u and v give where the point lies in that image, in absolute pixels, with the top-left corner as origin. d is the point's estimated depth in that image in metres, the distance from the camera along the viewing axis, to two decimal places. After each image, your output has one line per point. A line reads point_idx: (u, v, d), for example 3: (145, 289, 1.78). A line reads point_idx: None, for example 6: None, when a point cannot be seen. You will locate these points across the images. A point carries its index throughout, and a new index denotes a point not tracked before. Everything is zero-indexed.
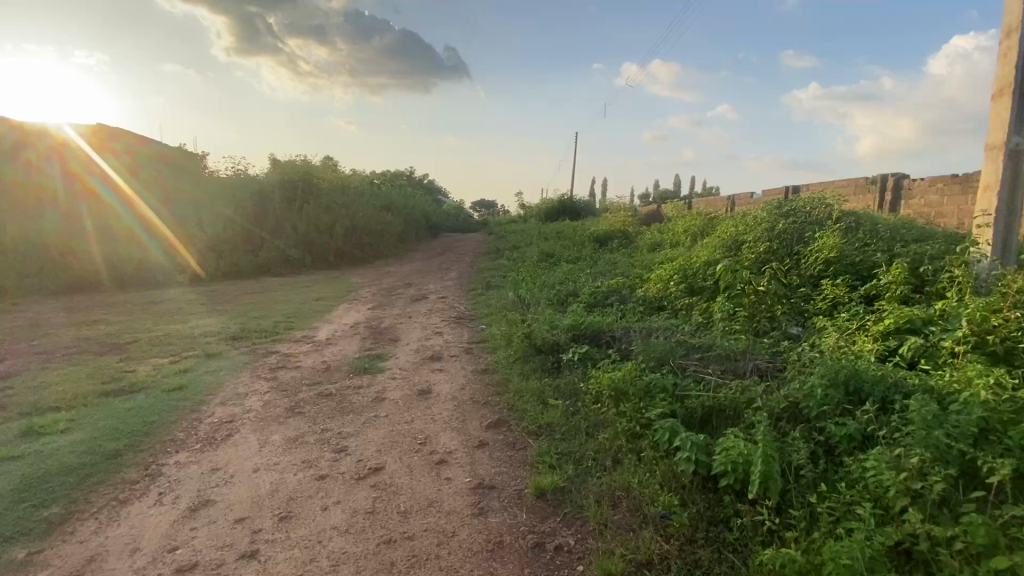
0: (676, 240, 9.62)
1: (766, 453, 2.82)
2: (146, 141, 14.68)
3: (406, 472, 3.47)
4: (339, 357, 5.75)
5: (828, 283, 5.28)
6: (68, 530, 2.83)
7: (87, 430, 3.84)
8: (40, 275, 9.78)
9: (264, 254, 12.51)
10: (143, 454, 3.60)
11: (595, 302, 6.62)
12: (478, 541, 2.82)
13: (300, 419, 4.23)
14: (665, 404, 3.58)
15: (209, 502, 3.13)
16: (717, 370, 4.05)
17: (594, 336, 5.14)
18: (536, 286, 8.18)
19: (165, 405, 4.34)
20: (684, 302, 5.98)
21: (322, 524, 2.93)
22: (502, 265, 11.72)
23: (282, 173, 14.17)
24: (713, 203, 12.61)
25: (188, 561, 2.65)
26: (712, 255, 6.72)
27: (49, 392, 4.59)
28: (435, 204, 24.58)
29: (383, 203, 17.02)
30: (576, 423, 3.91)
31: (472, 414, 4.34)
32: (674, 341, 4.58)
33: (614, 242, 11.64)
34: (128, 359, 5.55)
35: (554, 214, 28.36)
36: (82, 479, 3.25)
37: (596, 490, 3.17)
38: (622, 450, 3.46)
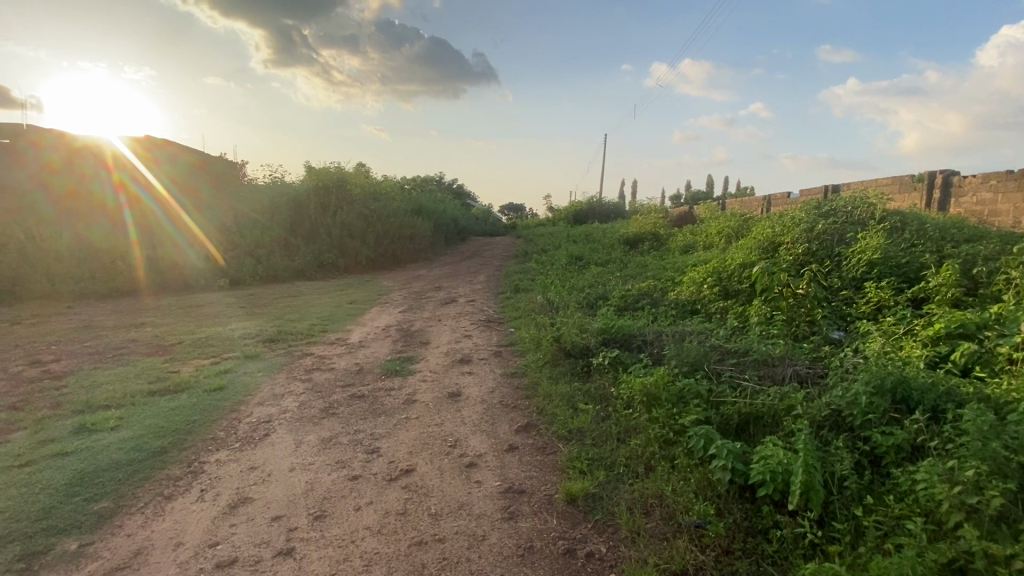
0: (709, 242, 9.41)
1: (807, 463, 2.72)
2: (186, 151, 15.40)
3: (436, 474, 3.50)
4: (371, 360, 5.86)
5: (872, 286, 5.06)
6: (117, 523, 2.96)
7: (135, 428, 4.03)
8: (91, 279, 10.30)
9: (300, 259, 12.86)
10: (186, 451, 3.74)
11: (625, 305, 6.54)
12: (509, 545, 2.80)
13: (334, 420, 4.32)
14: (699, 410, 3.50)
15: (247, 499, 3.22)
16: (753, 376, 3.93)
17: (624, 339, 5.07)
18: (565, 289, 8.13)
19: (207, 405, 4.50)
20: (718, 306, 5.84)
21: (355, 525, 2.97)
22: (530, 268, 11.73)
23: (316, 178, 14.51)
24: (747, 204, 12.31)
25: (228, 557, 2.73)
26: (748, 257, 6.53)
27: (100, 390, 4.83)
28: (465, 209, 24.85)
29: (413, 208, 17.29)
30: (607, 429, 3.84)
31: (501, 417, 4.34)
32: (708, 346, 4.47)
33: (645, 244, 11.50)
34: (173, 360, 5.80)
35: (583, 216, 28.21)
36: (130, 474, 3.40)
37: (628, 498, 3.11)
38: (655, 457, 3.38)
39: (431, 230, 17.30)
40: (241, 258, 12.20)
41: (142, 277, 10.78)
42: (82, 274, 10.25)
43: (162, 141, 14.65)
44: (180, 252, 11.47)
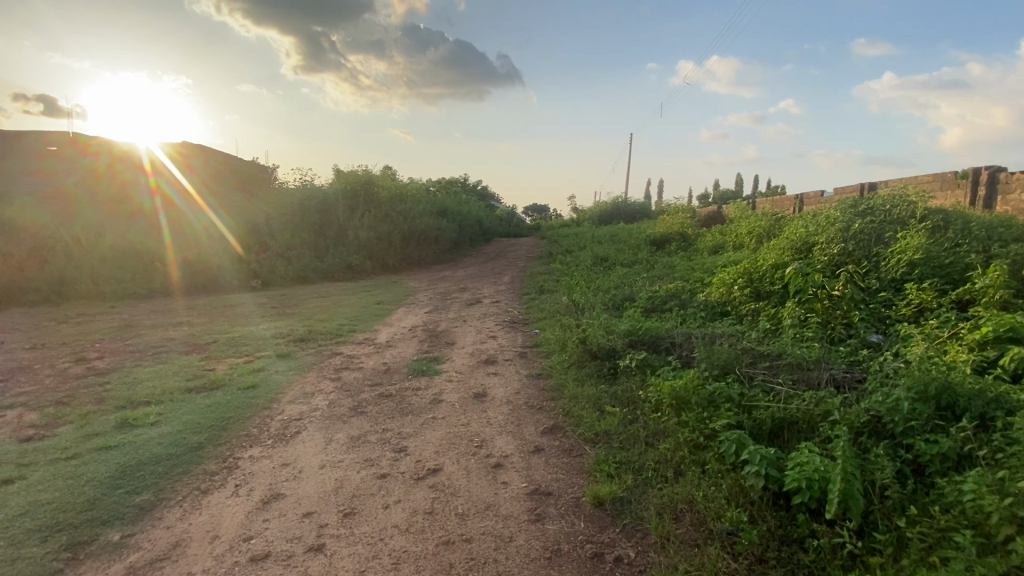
0: (739, 242, 9.20)
1: (846, 471, 2.63)
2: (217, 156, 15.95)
3: (463, 474, 3.51)
4: (398, 359, 5.93)
5: (913, 287, 4.85)
6: (157, 515, 3.07)
7: (173, 424, 4.17)
8: (133, 279, 10.72)
9: (329, 261, 13.10)
10: (221, 447, 3.86)
11: (653, 306, 6.44)
12: (536, 548, 2.79)
13: (362, 419, 4.38)
14: (730, 415, 3.42)
15: (279, 495, 3.29)
16: (787, 380, 3.82)
17: (652, 341, 5.00)
18: (591, 290, 8.06)
19: (241, 402, 4.63)
20: (750, 307, 5.68)
21: (383, 523, 3.00)
22: (555, 269, 11.67)
23: (345, 181, 14.81)
24: (779, 203, 11.99)
25: (262, 551, 2.79)
26: (780, 258, 6.34)
27: (140, 387, 5.03)
28: (489, 210, 24.96)
29: (438, 209, 17.45)
30: (634, 432, 3.78)
31: (527, 418, 4.33)
32: (740, 348, 4.37)
33: (672, 244, 11.32)
34: (208, 359, 5.98)
35: (608, 217, 27.95)
36: (169, 469, 3.53)
37: (657, 502, 3.05)
38: (684, 462, 3.30)
39: (456, 232, 17.43)
40: (273, 260, 12.52)
41: (178, 277, 11.13)
42: (122, 275, 10.64)
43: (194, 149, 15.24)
44: (213, 253, 11.84)
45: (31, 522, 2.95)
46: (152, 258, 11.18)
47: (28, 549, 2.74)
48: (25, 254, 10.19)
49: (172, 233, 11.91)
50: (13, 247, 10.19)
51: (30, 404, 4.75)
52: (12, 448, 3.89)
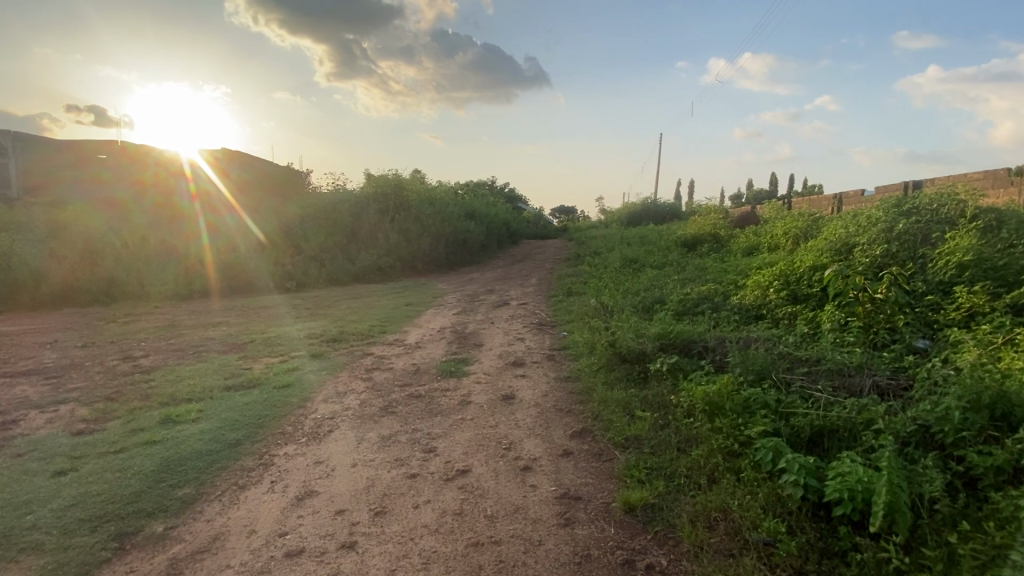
0: (774, 243, 8.95)
1: (892, 482, 2.52)
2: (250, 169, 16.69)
3: (492, 476, 3.51)
4: (427, 360, 5.99)
5: (963, 289, 4.61)
6: (197, 509, 3.18)
7: (213, 421, 4.31)
8: (175, 279, 11.17)
9: (360, 263, 13.32)
10: (258, 444, 3.97)
11: (684, 309, 6.32)
12: (565, 553, 2.76)
13: (393, 419, 4.43)
14: (767, 421, 3.32)
15: (313, 492, 3.37)
16: (827, 387, 3.68)
17: (684, 345, 4.90)
18: (620, 292, 7.96)
19: (276, 401, 4.76)
20: (786, 310, 5.50)
21: (414, 522, 3.03)
22: (583, 271, 11.59)
23: (375, 185, 15.08)
24: (816, 203, 11.60)
25: (296, 547, 2.86)
26: (819, 259, 6.11)
27: (183, 384, 5.24)
28: (517, 212, 25.02)
29: (465, 212, 17.61)
30: (666, 437, 3.71)
31: (556, 421, 4.30)
32: (776, 353, 4.24)
33: (704, 245, 11.10)
34: (246, 358, 6.18)
35: (637, 218, 27.59)
36: (210, 464, 3.65)
37: (690, 510, 2.98)
38: (718, 469, 3.22)
39: (484, 235, 17.54)
40: (307, 262, 12.80)
41: (214, 278, 11.51)
42: (164, 276, 11.10)
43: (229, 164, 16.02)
44: (247, 256, 12.20)
45: (82, 512, 3.09)
46: (193, 260, 11.61)
47: (80, 539, 2.88)
48: (78, 257, 10.79)
49: (211, 237, 12.37)
50: (68, 251, 10.82)
51: (81, 399, 5.00)
52: (65, 441, 4.10)
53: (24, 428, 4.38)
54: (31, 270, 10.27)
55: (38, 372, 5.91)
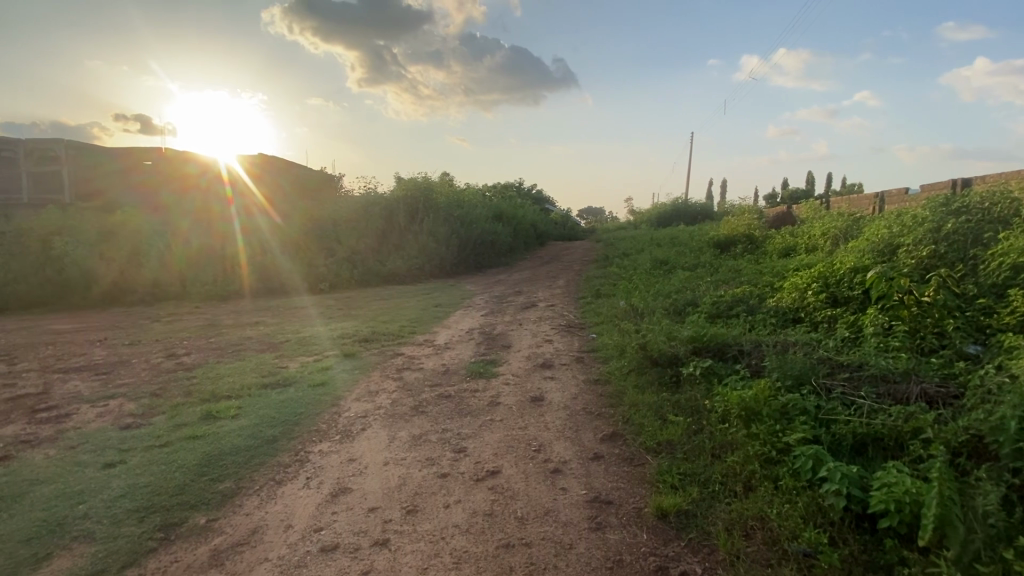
0: (812, 244, 8.67)
1: (942, 494, 2.41)
2: (282, 180, 17.33)
3: (522, 478, 3.51)
4: (457, 361, 6.04)
5: (1019, 292, 4.36)
6: (238, 503, 3.29)
7: (251, 417, 4.46)
8: (213, 279, 11.64)
9: (391, 265, 13.55)
10: (294, 441, 4.08)
11: (718, 312, 6.19)
12: (597, 557, 2.74)
13: (423, 419, 4.48)
14: (806, 428, 3.22)
15: (347, 489, 3.44)
16: (870, 394, 3.54)
17: (718, 348, 4.80)
18: (650, 294, 7.86)
19: (311, 399, 4.88)
20: (826, 314, 5.31)
21: (445, 521, 3.06)
22: (611, 272, 11.49)
23: (405, 188, 15.34)
24: (856, 203, 11.19)
25: (331, 542, 2.92)
26: (860, 261, 5.90)
27: (223, 381, 5.43)
28: (545, 213, 25.01)
29: (493, 214, 17.73)
30: (700, 443, 3.63)
31: (586, 424, 4.27)
32: (815, 358, 4.10)
33: (737, 246, 10.85)
34: (282, 356, 6.37)
35: (667, 219, 27.16)
36: (249, 459, 3.77)
37: (725, 517, 2.91)
38: (755, 476, 3.13)
39: (511, 236, 17.61)
40: (339, 264, 12.97)
41: (249, 279, 11.89)
42: (204, 276, 11.59)
43: (264, 177, 16.76)
44: (280, 258, 12.53)
45: (130, 503, 3.24)
46: (230, 261, 12.06)
47: (128, 528, 3.01)
48: (126, 259, 11.36)
49: (247, 237, 12.78)
50: (117, 253, 11.40)
51: (129, 394, 5.24)
52: (114, 435, 4.29)
53: (76, 422, 4.61)
54: (83, 271, 10.94)
55: (89, 369, 6.22)
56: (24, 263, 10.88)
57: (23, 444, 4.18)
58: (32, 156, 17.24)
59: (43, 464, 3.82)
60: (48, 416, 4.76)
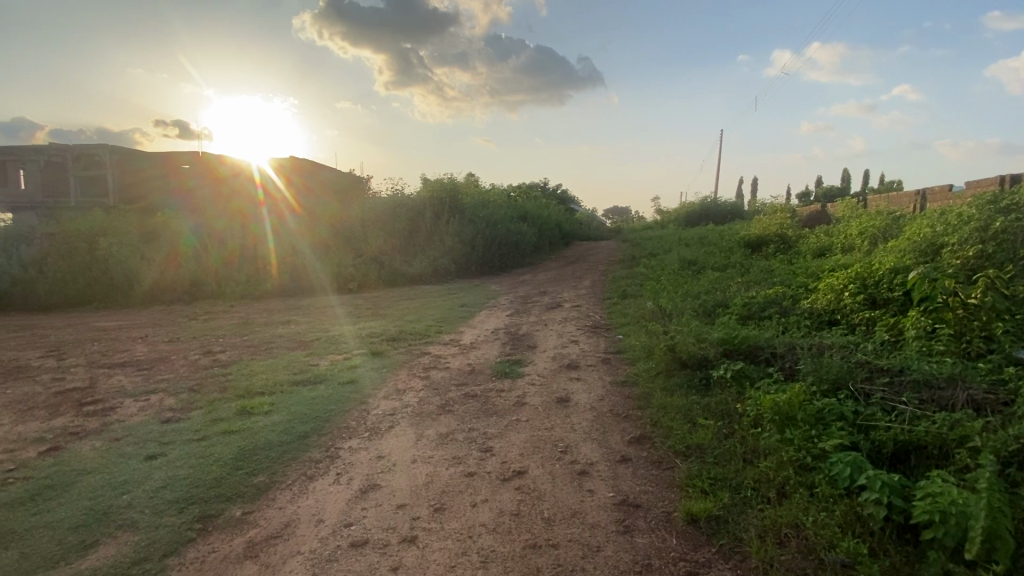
0: (848, 244, 8.39)
1: (991, 506, 2.30)
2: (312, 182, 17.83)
3: (548, 479, 3.50)
4: (482, 360, 6.07)
5: None
6: (271, 496, 3.38)
7: (284, 413, 4.58)
8: (248, 279, 12.02)
9: (418, 265, 13.70)
10: (325, 437, 4.17)
11: (749, 313, 6.04)
12: (625, 560, 2.71)
13: (450, 417, 4.51)
14: (843, 435, 3.14)
15: (376, 486, 3.49)
16: (913, 399, 3.41)
17: (749, 351, 4.69)
18: (678, 295, 7.73)
19: (340, 397, 4.97)
20: (864, 316, 5.12)
21: (472, 520, 3.07)
22: (638, 273, 11.36)
23: (432, 190, 15.56)
24: (896, 200, 10.77)
25: (361, 538, 2.97)
26: (901, 261, 5.68)
27: (257, 378, 5.59)
28: (570, 213, 24.89)
29: (518, 215, 17.79)
30: (730, 447, 3.55)
31: (613, 426, 4.23)
32: (853, 362, 3.97)
33: (769, 246, 10.58)
34: (313, 354, 6.52)
35: (695, 218, 26.70)
36: (282, 454, 3.88)
37: (758, 524, 2.83)
38: (789, 482, 3.04)
39: (537, 237, 17.62)
40: (367, 265, 13.15)
41: (283, 278, 12.22)
42: (240, 276, 11.98)
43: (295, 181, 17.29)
44: (309, 259, 12.83)
45: (170, 494, 3.36)
46: (264, 261, 12.43)
47: (168, 519, 3.12)
48: (166, 259, 11.81)
49: (278, 238, 13.14)
50: (157, 253, 11.86)
51: (168, 390, 5.45)
52: (155, 428, 4.47)
53: (120, 415, 4.82)
54: (126, 271, 11.39)
55: (132, 365, 6.49)
56: (73, 264, 11.41)
57: (72, 436, 4.39)
58: (79, 161, 18.18)
59: (90, 455, 4.00)
60: (94, 409, 4.98)
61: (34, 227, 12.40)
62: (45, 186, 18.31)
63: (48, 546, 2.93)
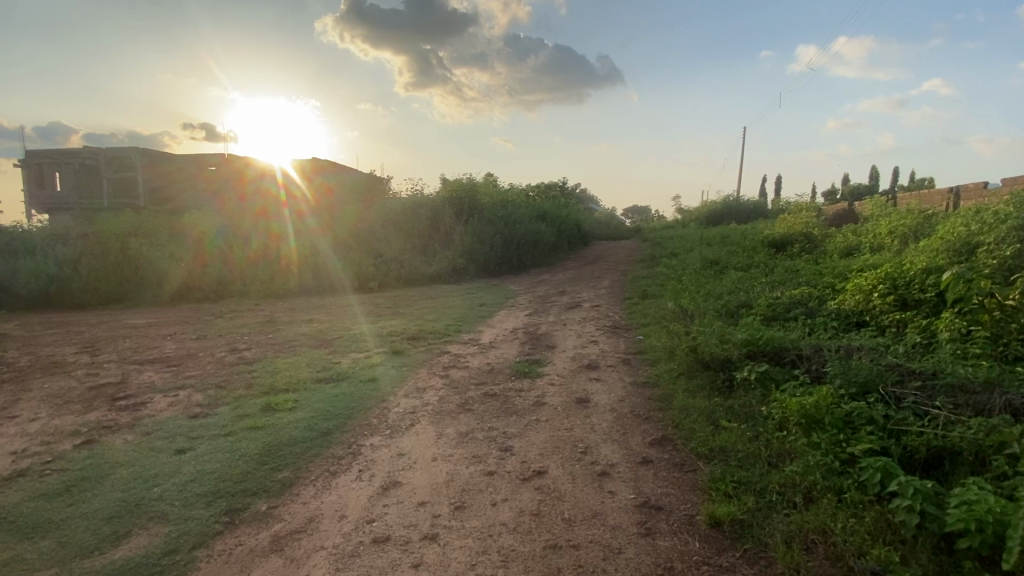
0: (877, 244, 8.16)
1: None
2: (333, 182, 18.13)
3: (568, 479, 3.49)
4: (502, 360, 6.08)
5: None
6: (295, 491, 3.44)
7: (307, 410, 4.65)
8: (273, 278, 12.25)
9: (437, 265, 13.78)
10: (347, 434, 4.23)
11: (774, 314, 5.92)
12: (647, 562, 2.68)
13: (470, 416, 4.54)
14: (873, 439, 3.07)
15: (397, 483, 3.53)
16: (947, 404, 3.30)
17: (774, 353, 4.59)
18: (700, 295, 7.62)
19: (362, 394, 5.04)
20: (895, 318, 4.98)
21: (493, 519, 3.08)
22: (659, 273, 11.23)
23: (451, 190, 15.65)
24: (928, 198, 10.43)
25: (382, 534, 3.00)
26: (933, 261, 5.50)
27: (281, 375, 5.70)
28: (589, 212, 24.75)
29: (537, 214, 17.77)
30: (755, 450, 3.49)
31: (633, 428, 4.19)
32: (883, 365, 3.86)
33: (794, 245, 10.35)
34: (335, 353, 6.61)
35: (717, 217, 26.30)
36: (305, 450, 3.94)
37: (784, 529, 2.77)
38: (816, 487, 2.97)
39: (555, 236, 17.57)
40: (386, 264, 13.26)
41: (306, 278, 12.44)
42: (266, 276, 12.22)
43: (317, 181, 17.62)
44: (331, 258, 13.02)
45: (199, 487, 3.45)
46: (287, 260, 12.64)
47: (197, 511, 3.21)
48: (193, 259, 12.12)
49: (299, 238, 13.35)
50: (186, 253, 12.18)
51: (196, 386, 5.60)
52: (184, 423, 4.59)
53: (151, 410, 4.96)
54: (156, 270, 11.72)
55: (161, 361, 6.68)
56: (105, 263, 11.79)
57: (106, 429, 4.55)
58: (111, 163, 18.77)
59: (123, 448, 4.13)
60: (126, 404, 5.14)
61: (69, 227, 12.86)
62: (80, 188, 18.95)
63: (84, 536, 3.03)
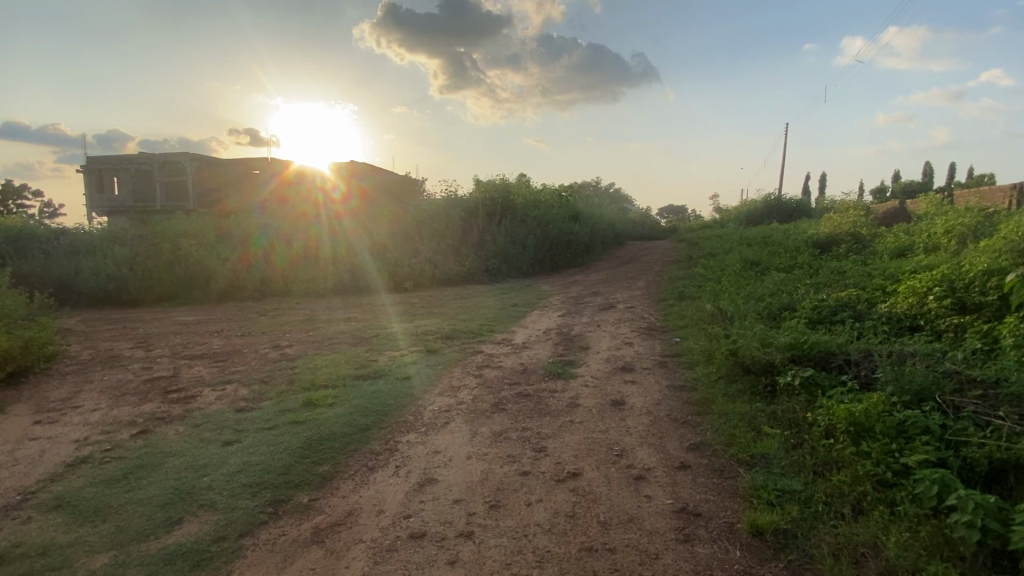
0: (931, 244, 7.74)
1: None
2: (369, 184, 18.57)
3: (604, 482, 3.45)
4: (535, 360, 6.07)
5: None
6: (335, 485, 3.54)
7: (346, 406, 4.77)
8: (312, 279, 12.61)
9: (470, 264, 13.91)
10: (384, 430, 4.32)
11: (819, 317, 5.69)
12: (685, 570, 2.63)
13: (504, 416, 4.56)
14: (929, 450, 2.91)
15: (433, 479, 3.58)
16: (1012, 413, 3.10)
17: (820, 357, 4.41)
18: (740, 296, 7.43)
19: (398, 392, 5.12)
20: (953, 323, 4.70)
21: (527, 519, 3.08)
22: (696, 274, 11.00)
23: (484, 191, 15.77)
24: (990, 195, 9.82)
25: (419, 530, 3.05)
26: (996, 263, 5.18)
27: (321, 372, 5.88)
28: (623, 212, 24.47)
29: (570, 214, 17.73)
30: (799, 459, 3.37)
31: (670, 432, 4.11)
32: (940, 372, 3.65)
33: (839, 245, 9.96)
34: (371, 351, 6.77)
35: (757, 217, 25.54)
36: (344, 445, 4.05)
37: (831, 541, 2.67)
38: (866, 499, 2.86)
39: (589, 237, 17.45)
40: (422, 264, 13.45)
41: (342, 278, 12.75)
42: (303, 275, 12.57)
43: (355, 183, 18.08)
44: (366, 259, 13.30)
45: (245, 478, 3.59)
46: (324, 261, 12.99)
47: (244, 501, 3.34)
48: (238, 258, 12.59)
49: (336, 239, 13.69)
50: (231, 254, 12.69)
51: (242, 380, 5.83)
52: (230, 416, 4.80)
53: (200, 403, 5.21)
54: (204, 270, 12.26)
55: (209, 356, 7.00)
56: (159, 262, 12.43)
57: (159, 420, 4.79)
58: (164, 168, 19.78)
59: (175, 439, 4.34)
60: (178, 397, 5.41)
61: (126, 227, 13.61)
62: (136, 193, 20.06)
63: (139, 521, 3.20)
